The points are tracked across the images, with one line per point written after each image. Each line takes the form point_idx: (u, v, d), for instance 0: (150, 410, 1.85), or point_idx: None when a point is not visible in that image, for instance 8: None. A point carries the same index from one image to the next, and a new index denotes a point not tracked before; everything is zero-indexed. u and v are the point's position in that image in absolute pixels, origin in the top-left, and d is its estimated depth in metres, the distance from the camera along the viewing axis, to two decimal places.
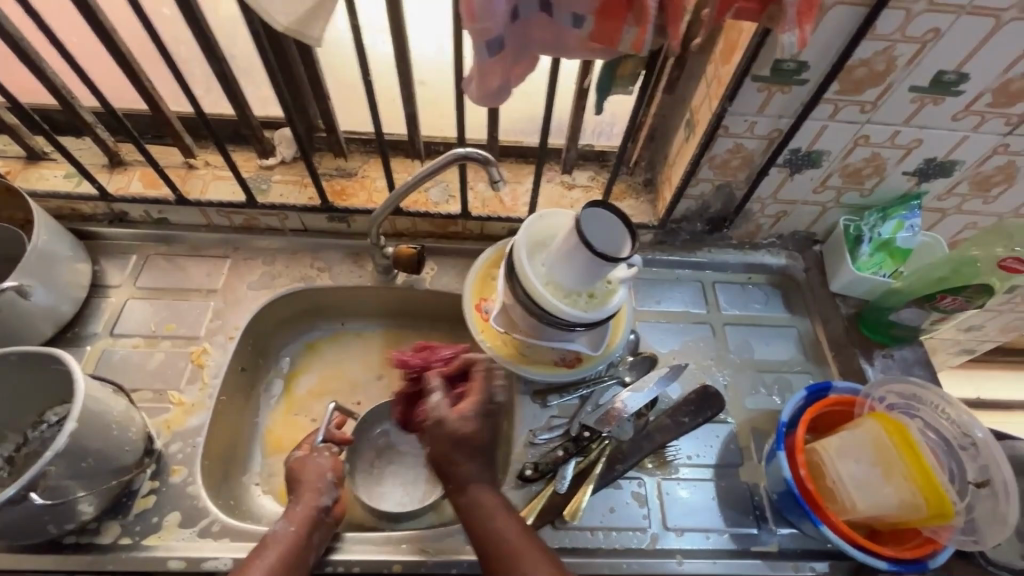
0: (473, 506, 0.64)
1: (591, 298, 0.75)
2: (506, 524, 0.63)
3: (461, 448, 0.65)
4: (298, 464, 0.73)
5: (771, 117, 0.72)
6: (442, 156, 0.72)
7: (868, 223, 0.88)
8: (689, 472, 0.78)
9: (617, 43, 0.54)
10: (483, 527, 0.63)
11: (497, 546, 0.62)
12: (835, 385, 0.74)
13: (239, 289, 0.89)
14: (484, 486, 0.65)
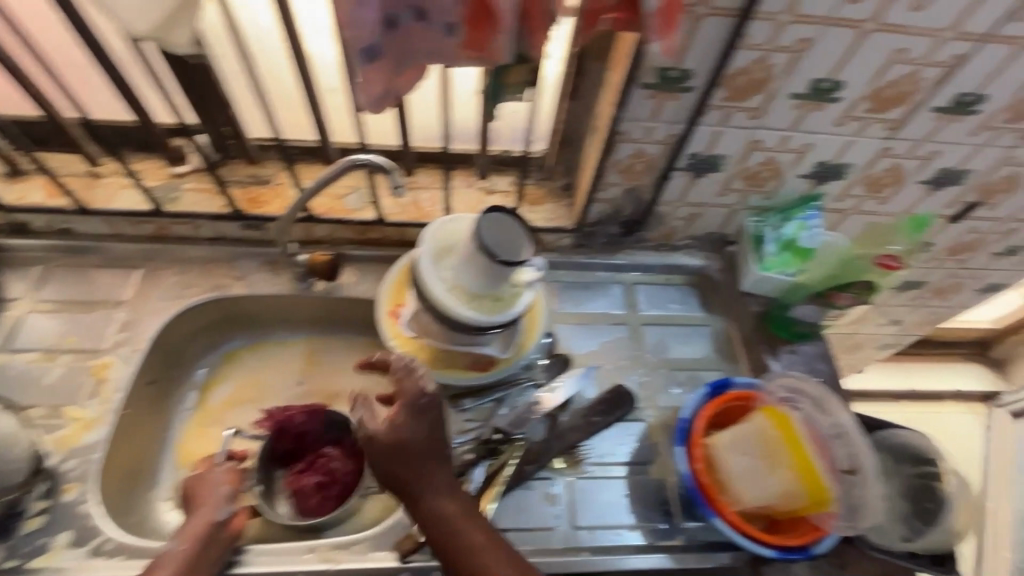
0: (434, 515, 0.64)
1: (498, 302, 0.75)
2: (471, 528, 0.64)
3: (415, 460, 0.66)
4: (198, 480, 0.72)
5: (665, 123, 0.74)
6: (339, 161, 0.72)
7: (770, 224, 0.91)
8: (600, 471, 0.79)
9: (488, 49, 0.56)
10: (447, 534, 0.64)
11: (461, 551, 0.63)
12: (735, 380, 0.76)
13: (148, 300, 0.86)
14: (444, 495, 0.66)
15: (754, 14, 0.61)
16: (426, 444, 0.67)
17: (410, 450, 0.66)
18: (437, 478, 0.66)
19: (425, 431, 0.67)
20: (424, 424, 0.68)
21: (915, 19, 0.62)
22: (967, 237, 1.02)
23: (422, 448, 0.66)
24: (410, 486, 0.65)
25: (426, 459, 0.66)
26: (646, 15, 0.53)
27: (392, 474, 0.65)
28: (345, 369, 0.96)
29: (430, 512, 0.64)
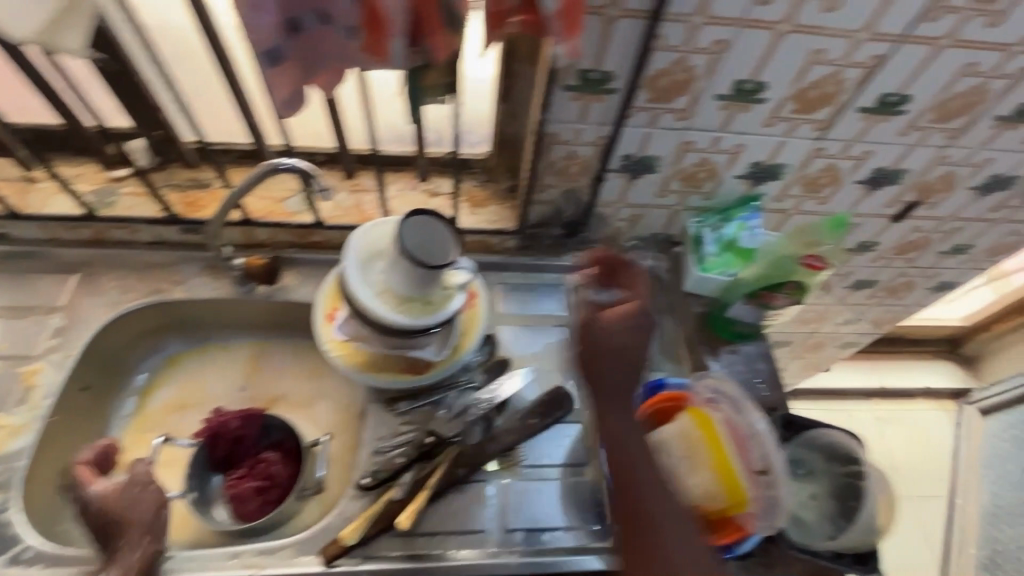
0: (638, 417, 0.66)
1: (428, 304, 0.75)
2: (644, 434, 0.65)
3: (636, 353, 0.67)
4: (118, 499, 0.67)
5: (593, 125, 0.74)
6: (259, 165, 0.72)
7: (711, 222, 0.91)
8: (535, 473, 0.79)
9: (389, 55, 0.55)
10: (642, 432, 0.65)
11: (631, 451, 0.63)
12: (668, 381, 0.76)
13: (84, 306, 0.86)
14: (649, 400, 0.67)
15: (666, 15, 0.61)
16: (644, 344, 0.67)
17: (643, 359, 0.67)
18: (647, 384, 0.68)
19: (641, 336, 0.67)
20: (642, 328, 0.67)
21: (828, 19, 0.62)
22: (912, 236, 1.02)
23: (627, 352, 0.67)
24: (602, 382, 0.67)
25: (617, 361, 0.67)
26: (546, 16, 0.53)
27: (589, 368, 0.68)
28: (289, 373, 0.95)
29: (641, 415, 0.66)
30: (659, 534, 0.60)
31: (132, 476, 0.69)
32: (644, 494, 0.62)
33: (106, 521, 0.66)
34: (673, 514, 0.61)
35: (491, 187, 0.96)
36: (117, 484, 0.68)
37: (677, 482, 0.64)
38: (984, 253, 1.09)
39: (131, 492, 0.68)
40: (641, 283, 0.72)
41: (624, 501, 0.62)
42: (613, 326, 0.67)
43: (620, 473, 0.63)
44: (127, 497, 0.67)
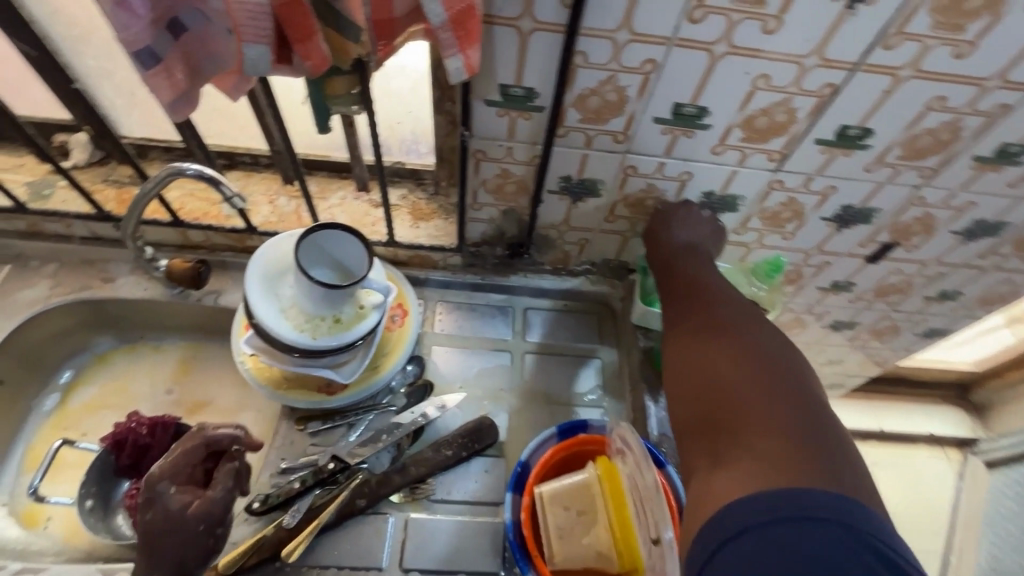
0: (682, 261, 0.71)
1: (337, 323, 0.71)
2: (710, 275, 0.68)
3: (686, 232, 0.74)
4: (167, 530, 0.63)
5: (525, 143, 0.69)
6: (161, 170, 0.70)
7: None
8: (441, 509, 0.75)
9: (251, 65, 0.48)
10: (692, 269, 0.69)
11: (693, 283, 0.67)
12: (591, 423, 0.71)
13: (10, 299, 0.85)
14: (698, 255, 0.72)
15: (585, 30, 0.55)
16: (691, 218, 0.74)
17: (681, 235, 0.74)
18: (688, 247, 0.73)
19: (707, 228, 0.75)
20: (677, 212, 0.75)
21: (769, 42, 0.56)
22: (892, 278, 0.94)
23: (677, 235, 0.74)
24: (653, 248, 0.75)
25: (670, 232, 0.74)
26: (434, 27, 0.48)
27: (652, 245, 0.76)
28: (217, 379, 0.93)
29: (688, 262, 0.71)
30: (728, 321, 0.60)
31: (201, 512, 0.64)
32: (707, 304, 0.63)
33: (154, 544, 0.62)
34: (731, 313, 0.61)
35: (439, 201, 0.92)
36: (193, 510, 0.64)
37: (731, 297, 0.64)
38: (977, 302, 1.00)
39: (196, 529, 0.64)
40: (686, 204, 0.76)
41: (679, 316, 0.65)
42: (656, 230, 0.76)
43: (681, 294, 0.67)
44: (188, 531, 0.63)
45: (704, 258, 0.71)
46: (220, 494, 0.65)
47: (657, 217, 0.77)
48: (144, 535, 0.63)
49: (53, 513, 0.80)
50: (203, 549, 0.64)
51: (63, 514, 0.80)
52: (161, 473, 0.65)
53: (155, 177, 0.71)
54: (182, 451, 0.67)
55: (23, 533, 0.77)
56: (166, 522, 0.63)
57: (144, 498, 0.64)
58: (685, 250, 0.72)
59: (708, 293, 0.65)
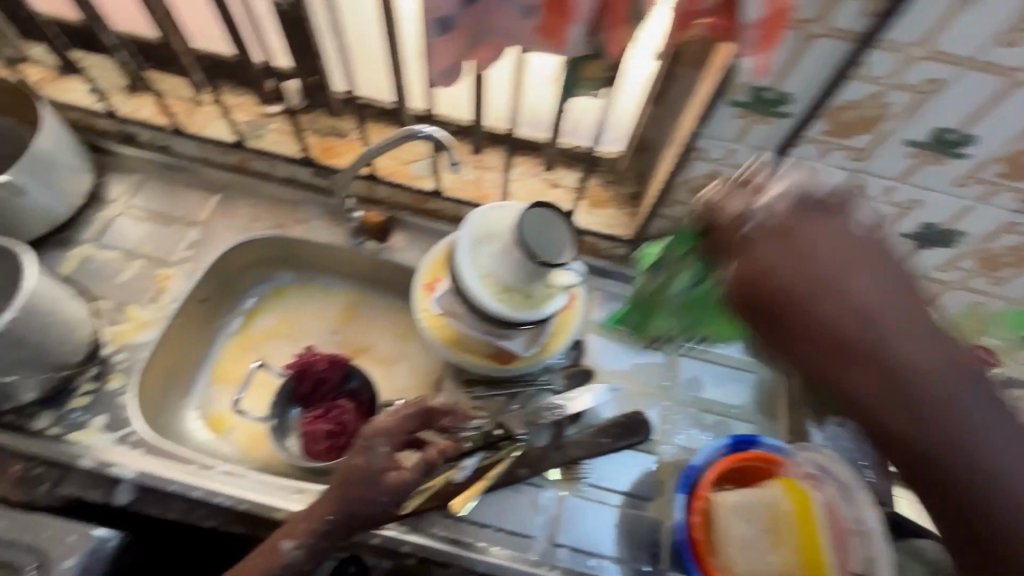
0: (893, 373, 0.38)
1: (528, 299, 0.73)
2: (950, 394, 0.38)
3: (832, 281, 0.41)
4: (359, 482, 0.63)
5: (751, 148, 0.68)
6: (398, 131, 0.73)
7: (682, 249, 0.64)
8: (594, 493, 0.76)
9: (561, 44, 0.53)
10: (922, 402, 0.38)
11: (925, 426, 0.38)
12: (762, 440, 0.70)
13: (217, 226, 0.93)
14: (896, 323, 0.39)
15: (876, 41, 0.53)
16: (834, 251, 0.42)
17: (835, 285, 0.41)
18: (853, 307, 0.40)
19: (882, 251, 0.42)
20: (785, 248, 0.43)
21: None
22: None
23: (824, 277, 0.41)
24: (799, 338, 0.41)
25: (816, 299, 0.40)
26: (743, 25, 0.47)
27: (781, 307, 0.41)
28: (377, 328, 0.98)
29: (897, 369, 0.38)
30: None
31: (394, 485, 0.64)
32: (978, 498, 0.37)
33: (346, 493, 0.63)
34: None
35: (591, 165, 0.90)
36: (393, 478, 0.64)
37: (1000, 444, 0.37)
38: None
39: (383, 495, 0.63)
40: (798, 219, 0.44)
41: (934, 511, 0.39)
42: (761, 300, 0.43)
43: (892, 431, 0.39)
44: (378, 495, 0.63)
45: (914, 334, 0.39)
46: (414, 477, 0.65)
47: (778, 234, 0.43)
48: (343, 479, 0.63)
49: (235, 425, 0.88)
50: (372, 518, 0.64)
51: (242, 427, 0.88)
52: (381, 427, 0.66)
53: (386, 138, 0.75)
54: (401, 415, 0.67)
55: (212, 437, 0.86)
56: (361, 475, 0.63)
57: (362, 445, 0.65)
58: (869, 316, 0.40)
59: (966, 458, 0.37)
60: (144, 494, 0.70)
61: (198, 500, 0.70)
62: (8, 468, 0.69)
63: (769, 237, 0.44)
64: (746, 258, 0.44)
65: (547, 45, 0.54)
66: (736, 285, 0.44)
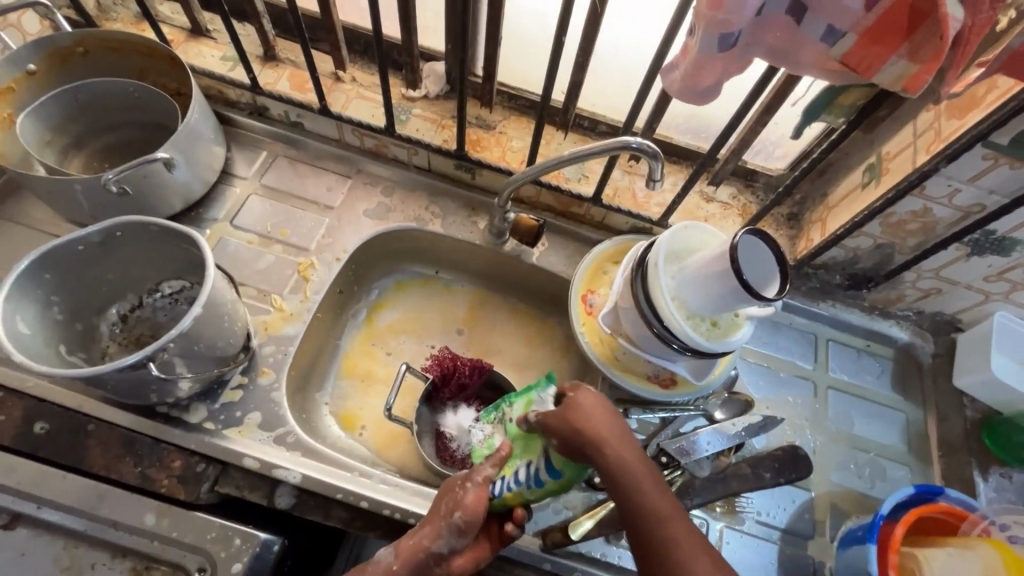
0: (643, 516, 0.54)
1: (713, 327, 0.70)
2: (676, 526, 0.53)
3: (619, 429, 0.58)
4: (444, 485, 0.62)
5: (980, 190, 0.63)
6: (610, 141, 0.66)
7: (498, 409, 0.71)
8: (757, 529, 0.75)
9: (871, 73, 0.48)
10: (646, 516, 0.54)
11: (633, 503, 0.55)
12: (948, 492, 0.68)
13: (352, 214, 0.88)
14: (631, 454, 0.57)
15: None
16: (613, 418, 0.59)
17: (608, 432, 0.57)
18: (631, 472, 0.56)
19: (607, 410, 0.59)
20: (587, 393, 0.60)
21: None
22: None
23: (597, 427, 0.57)
24: (593, 456, 0.56)
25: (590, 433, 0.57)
26: None
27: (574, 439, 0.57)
28: (504, 333, 0.95)
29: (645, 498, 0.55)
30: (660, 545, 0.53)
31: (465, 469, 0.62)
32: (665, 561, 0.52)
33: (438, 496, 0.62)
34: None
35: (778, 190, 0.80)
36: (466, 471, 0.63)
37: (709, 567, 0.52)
38: None
39: (462, 484, 0.60)
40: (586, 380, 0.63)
41: None
42: (569, 421, 0.57)
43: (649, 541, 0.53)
44: (460, 487, 0.60)
45: (653, 475, 0.57)
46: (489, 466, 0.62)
47: (575, 397, 0.60)
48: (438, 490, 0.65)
49: (367, 423, 0.85)
50: (455, 505, 0.58)
51: (374, 425, 0.85)
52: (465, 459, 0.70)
53: (589, 145, 0.68)
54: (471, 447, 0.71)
55: (344, 434, 0.84)
56: (448, 481, 0.63)
57: None
58: (618, 445, 0.57)
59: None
60: (306, 499, 0.68)
61: (363, 510, 0.68)
62: (169, 464, 0.66)
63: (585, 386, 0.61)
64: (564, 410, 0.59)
65: (864, 64, 0.47)
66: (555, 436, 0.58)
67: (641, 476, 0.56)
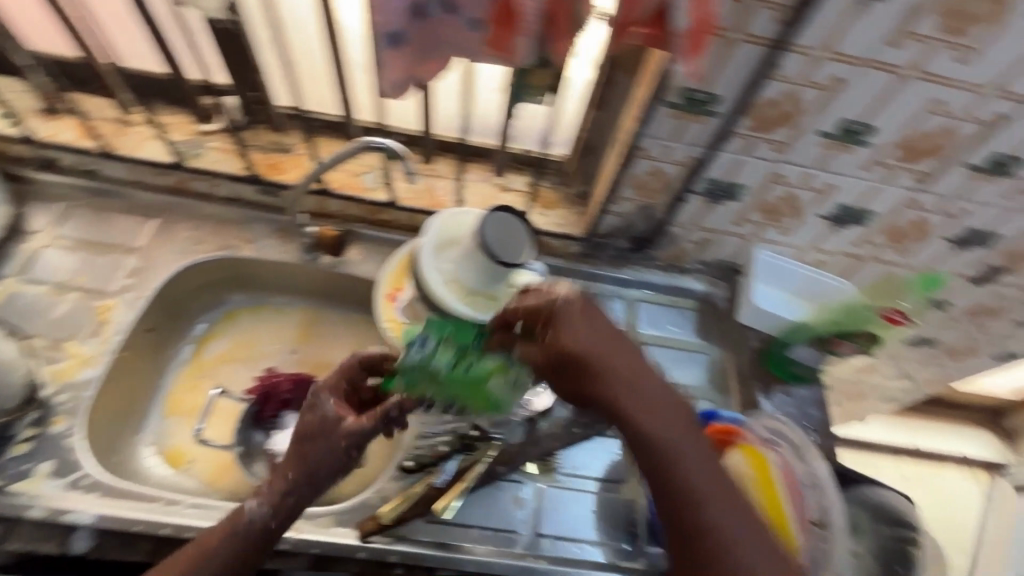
0: (667, 457, 0.55)
1: (493, 301, 0.75)
2: (700, 472, 0.55)
3: (636, 366, 0.59)
4: (313, 434, 0.63)
5: (687, 145, 0.73)
6: (349, 142, 0.74)
7: (458, 342, 0.69)
8: (573, 483, 0.80)
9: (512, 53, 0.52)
10: (672, 461, 0.55)
11: (659, 445, 0.56)
12: (721, 414, 0.74)
13: (159, 251, 0.89)
14: (651, 389, 0.58)
15: (790, 46, 0.60)
16: (626, 356, 0.59)
17: (623, 372, 0.58)
18: (650, 411, 0.57)
19: (618, 345, 0.60)
20: (588, 326, 0.59)
21: (961, 71, 0.60)
22: (988, 301, 0.98)
23: (611, 366, 0.58)
24: (605, 396, 0.58)
25: (602, 371, 0.58)
26: (675, 33, 0.51)
27: (586, 374, 0.58)
28: (338, 345, 0.97)
29: (669, 440, 0.56)
30: (687, 493, 0.54)
31: (353, 428, 0.63)
32: (695, 502, 0.54)
33: (304, 446, 0.63)
34: (749, 564, 0.52)
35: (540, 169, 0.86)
36: (346, 425, 0.64)
37: (733, 507, 0.54)
38: None
39: (338, 447, 0.63)
40: (586, 303, 0.61)
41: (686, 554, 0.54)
42: (580, 358, 0.58)
43: (674, 486, 0.55)
44: (335, 445, 0.63)
45: (678, 414, 0.57)
46: (372, 424, 0.65)
47: (579, 332, 0.59)
48: (298, 436, 0.63)
49: (194, 457, 0.84)
50: (337, 468, 0.63)
51: (203, 457, 0.84)
52: (325, 382, 0.68)
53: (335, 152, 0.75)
54: (341, 368, 0.69)
55: (170, 471, 0.82)
56: (315, 430, 0.63)
57: (308, 401, 0.66)
58: (634, 383, 0.58)
59: (708, 517, 0.53)
60: (108, 538, 0.67)
61: (167, 538, 0.67)
62: None
63: (583, 324, 0.59)
64: (562, 346, 0.59)
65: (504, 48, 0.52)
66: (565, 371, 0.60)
67: (670, 417, 0.57)
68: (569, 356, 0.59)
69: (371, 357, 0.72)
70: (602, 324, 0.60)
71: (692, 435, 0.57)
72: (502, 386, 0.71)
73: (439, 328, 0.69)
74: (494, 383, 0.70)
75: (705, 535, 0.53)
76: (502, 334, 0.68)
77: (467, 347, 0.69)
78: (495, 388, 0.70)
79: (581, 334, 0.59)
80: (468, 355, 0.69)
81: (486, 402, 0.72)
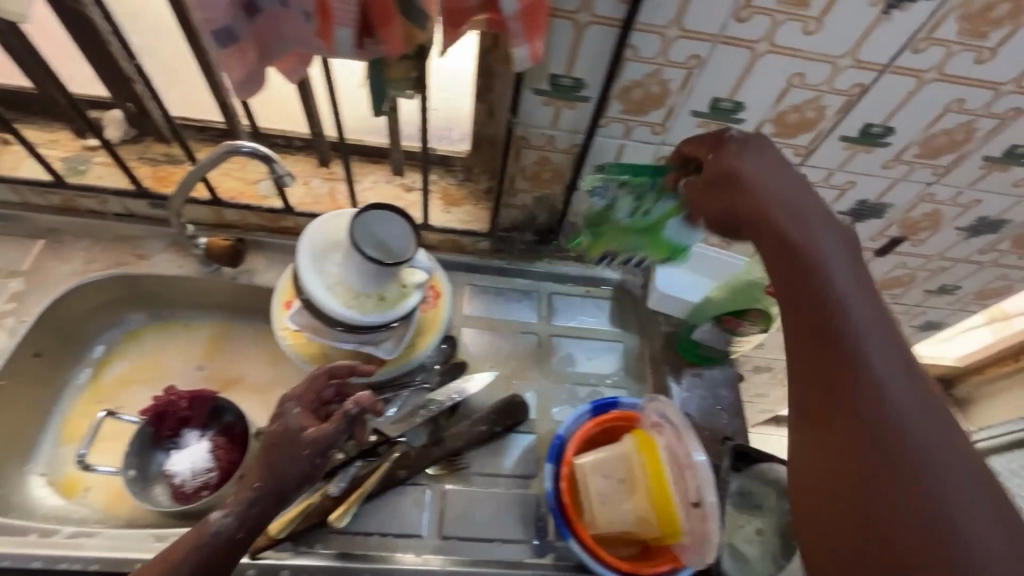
0: (810, 256, 0.52)
1: (382, 300, 0.73)
2: (855, 297, 0.50)
3: (804, 193, 0.56)
4: (274, 445, 0.62)
5: (567, 132, 0.73)
6: (216, 146, 0.72)
7: (638, 188, 0.68)
8: (479, 481, 0.78)
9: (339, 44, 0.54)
10: (818, 269, 0.51)
11: (804, 248, 0.52)
12: (621, 401, 0.75)
13: (45, 274, 0.85)
14: (809, 209, 0.54)
15: (640, 26, 0.59)
16: (790, 182, 0.56)
17: (773, 189, 0.55)
18: (805, 219, 0.54)
19: (781, 174, 0.56)
20: (755, 153, 0.57)
21: (811, 44, 0.61)
22: (897, 271, 0.99)
23: (769, 186, 0.55)
24: (749, 208, 0.56)
25: (757, 179, 0.56)
26: (506, 17, 0.50)
27: (729, 182, 0.57)
28: (248, 358, 0.94)
29: (813, 249, 0.52)
30: (828, 301, 0.50)
31: (313, 437, 0.62)
32: (838, 308, 0.49)
33: (268, 458, 0.62)
34: (894, 393, 0.45)
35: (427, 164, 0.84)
36: (307, 432, 0.62)
37: (886, 335, 0.48)
38: (973, 295, 1.06)
39: (302, 456, 0.62)
40: (760, 139, 0.59)
41: (812, 360, 0.49)
42: (736, 167, 0.57)
43: (816, 292, 0.50)
44: (297, 454, 0.61)
45: (839, 242, 0.53)
46: (335, 428, 0.63)
47: (729, 151, 0.58)
48: (265, 446, 0.63)
49: (91, 483, 0.81)
50: (304, 476, 0.62)
51: (101, 484, 0.81)
52: (292, 392, 0.67)
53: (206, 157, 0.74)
54: (307, 377, 0.68)
55: (64, 501, 0.79)
56: (275, 442, 0.62)
57: (274, 412, 0.65)
58: (789, 198, 0.55)
59: (853, 323, 0.48)
60: None
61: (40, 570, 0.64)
62: None
63: (751, 146, 0.58)
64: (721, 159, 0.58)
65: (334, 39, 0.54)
66: (713, 187, 0.59)
67: (835, 243, 0.53)
68: (723, 172, 0.58)
69: (338, 368, 0.70)
70: (776, 156, 0.57)
71: (860, 272, 0.52)
72: (676, 229, 0.70)
73: (615, 172, 0.68)
74: (670, 229, 0.70)
75: (843, 344, 0.48)
76: (679, 172, 0.65)
77: (644, 192, 0.68)
78: (672, 234, 0.71)
79: (743, 159, 0.57)
80: (645, 200, 0.69)
81: (669, 250, 0.74)
